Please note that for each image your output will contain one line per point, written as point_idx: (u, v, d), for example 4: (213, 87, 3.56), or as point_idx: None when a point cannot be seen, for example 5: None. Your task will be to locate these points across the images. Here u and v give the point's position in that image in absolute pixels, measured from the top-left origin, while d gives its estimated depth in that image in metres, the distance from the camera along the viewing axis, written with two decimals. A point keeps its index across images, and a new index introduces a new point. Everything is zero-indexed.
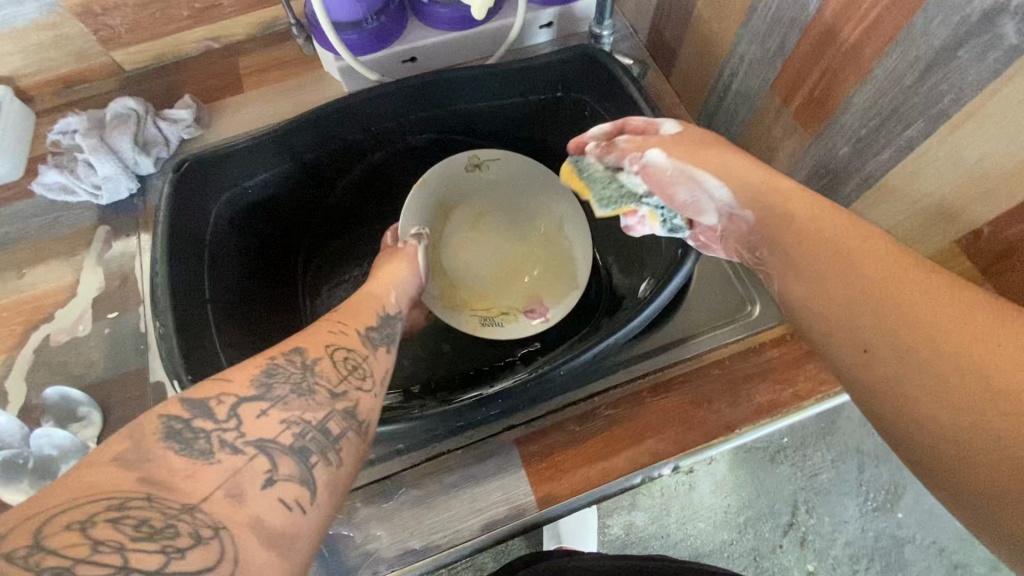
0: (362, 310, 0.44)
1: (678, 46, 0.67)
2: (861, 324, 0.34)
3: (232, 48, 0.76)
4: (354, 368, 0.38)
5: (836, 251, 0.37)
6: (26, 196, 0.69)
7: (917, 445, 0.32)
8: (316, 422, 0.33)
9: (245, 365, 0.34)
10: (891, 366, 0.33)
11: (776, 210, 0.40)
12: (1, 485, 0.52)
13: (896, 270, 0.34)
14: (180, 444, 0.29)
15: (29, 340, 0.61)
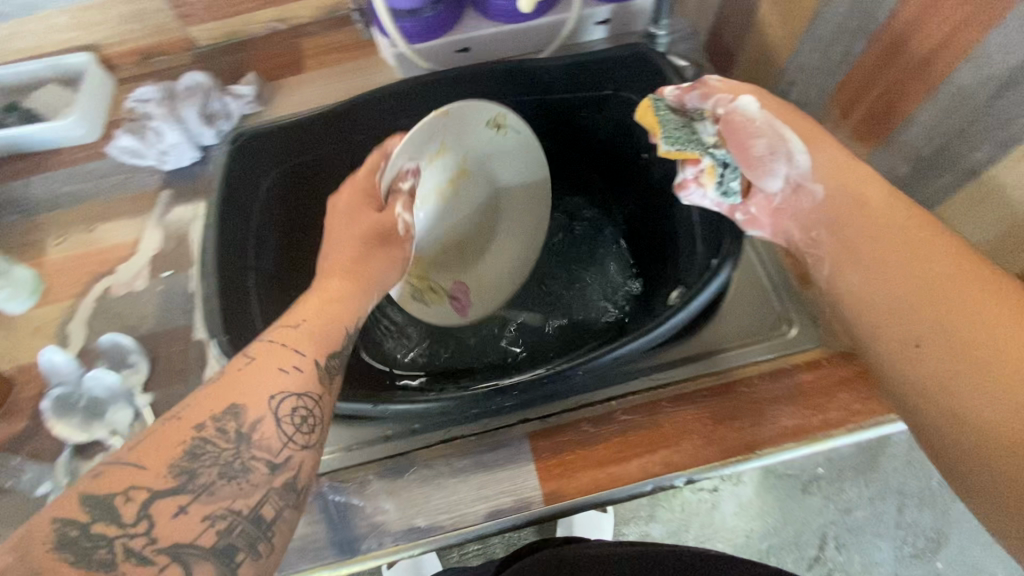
0: (322, 329, 0.40)
1: (736, 50, 0.65)
2: (924, 330, 0.37)
3: (296, 30, 0.79)
4: (302, 422, 0.36)
5: (914, 256, 0.39)
6: (99, 156, 0.74)
7: (956, 445, 0.35)
8: (245, 511, 0.33)
9: (164, 443, 0.33)
10: (946, 372, 0.36)
11: (857, 208, 0.42)
12: (58, 417, 0.56)
13: (963, 276, 0.37)
14: (76, 555, 0.30)
15: (91, 290, 0.66)
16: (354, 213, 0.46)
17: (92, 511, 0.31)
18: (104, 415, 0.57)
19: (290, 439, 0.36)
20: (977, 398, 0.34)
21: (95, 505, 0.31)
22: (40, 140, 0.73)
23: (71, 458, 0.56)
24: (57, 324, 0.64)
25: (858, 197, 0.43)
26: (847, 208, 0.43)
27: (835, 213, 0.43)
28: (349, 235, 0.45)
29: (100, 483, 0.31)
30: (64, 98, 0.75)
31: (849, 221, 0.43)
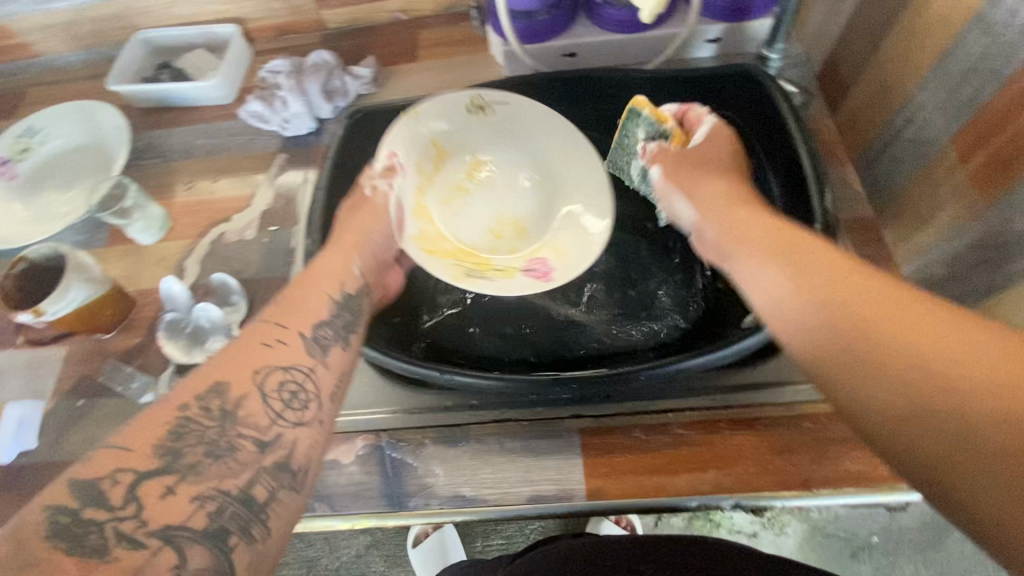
0: (307, 306, 0.42)
1: (853, 80, 0.63)
2: (858, 341, 0.31)
3: (417, 22, 0.85)
4: (291, 397, 0.37)
5: (807, 271, 0.35)
6: (230, 117, 0.82)
7: (937, 466, 0.27)
8: (237, 492, 0.32)
9: (149, 427, 0.32)
10: (901, 382, 0.29)
11: (763, 235, 0.40)
12: (168, 339, 0.64)
13: (901, 314, 0.30)
14: (69, 542, 0.28)
15: (207, 233, 0.74)
16: (356, 208, 0.52)
17: (80, 494, 0.30)
18: (204, 343, 0.64)
19: (278, 416, 0.35)
20: (950, 401, 0.27)
21: (83, 489, 0.30)
22: (184, 97, 0.82)
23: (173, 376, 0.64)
24: (176, 260, 0.73)
25: (746, 226, 0.42)
26: (752, 237, 0.41)
27: (745, 245, 0.41)
28: (348, 223, 0.51)
29: (88, 467, 0.30)
30: (209, 62, 0.84)
31: (756, 247, 0.40)
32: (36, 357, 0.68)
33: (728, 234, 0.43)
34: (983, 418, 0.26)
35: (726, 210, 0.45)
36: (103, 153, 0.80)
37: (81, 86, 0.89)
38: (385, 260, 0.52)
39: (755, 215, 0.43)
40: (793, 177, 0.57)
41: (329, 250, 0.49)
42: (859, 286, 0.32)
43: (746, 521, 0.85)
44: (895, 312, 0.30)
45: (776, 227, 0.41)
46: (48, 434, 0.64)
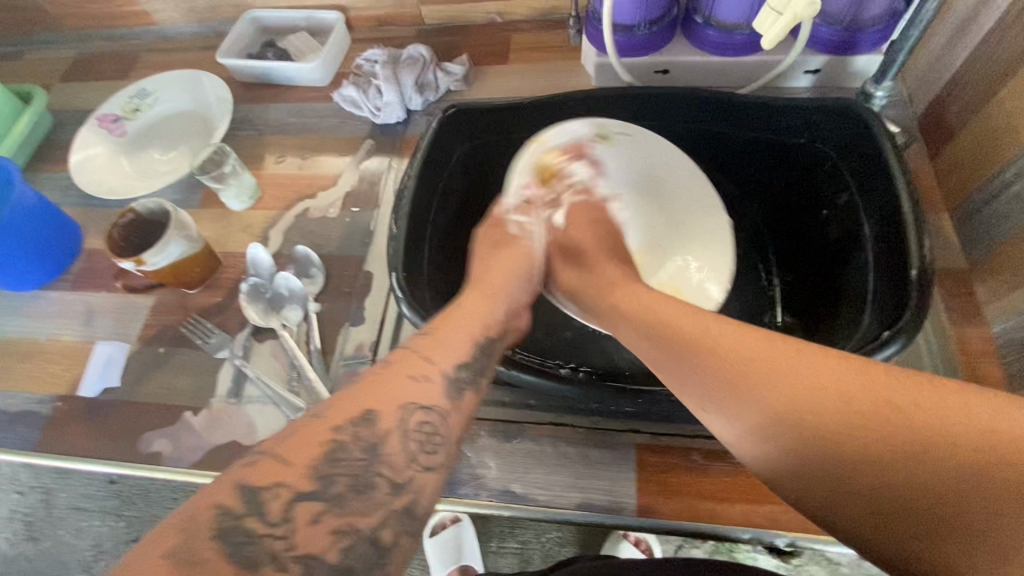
0: (451, 344, 0.44)
1: (961, 127, 0.61)
2: (811, 443, 0.34)
3: (509, 25, 0.87)
4: (426, 439, 0.38)
5: (741, 371, 0.37)
6: (325, 99, 0.86)
7: (924, 518, 0.33)
8: (367, 529, 0.34)
9: (305, 443, 0.35)
10: (861, 466, 0.33)
11: (675, 335, 0.42)
12: (249, 300, 0.68)
13: (845, 412, 0.34)
14: (230, 548, 0.31)
15: (294, 206, 0.78)
16: (500, 245, 0.57)
17: (246, 500, 0.32)
18: (281, 310, 0.68)
19: (415, 457, 0.37)
20: (910, 470, 0.32)
21: (249, 495, 0.32)
22: (283, 76, 0.87)
23: (249, 337, 0.67)
24: (261, 229, 0.76)
25: (657, 324, 0.43)
26: (663, 342, 0.42)
27: (667, 350, 0.42)
28: (491, 263, 0.55)
29: (255, 473, 0.33)
30: (309, 44, 0.88)
31: (676, 351, 0.41)
32: (126, 303, 0.74)
33: (641, 337, 0.44)
34: (950, 479, 0.31)
35: (633, 320, 0.46)
36: (204, 120, 0.85)
37: (189, 56, 0.95)
38: (521, 304, 0.54)
39: (659, 304, 0.45)
40: (889, 220, 0.55)
41: (471, 288, 0.52)
42: (790, 386, 0.35)
43: (771, 563, 0.81)
44: (829, 403, 0.34)
45: (680, 313, 0.43)
46: (128, 375, 0.68)
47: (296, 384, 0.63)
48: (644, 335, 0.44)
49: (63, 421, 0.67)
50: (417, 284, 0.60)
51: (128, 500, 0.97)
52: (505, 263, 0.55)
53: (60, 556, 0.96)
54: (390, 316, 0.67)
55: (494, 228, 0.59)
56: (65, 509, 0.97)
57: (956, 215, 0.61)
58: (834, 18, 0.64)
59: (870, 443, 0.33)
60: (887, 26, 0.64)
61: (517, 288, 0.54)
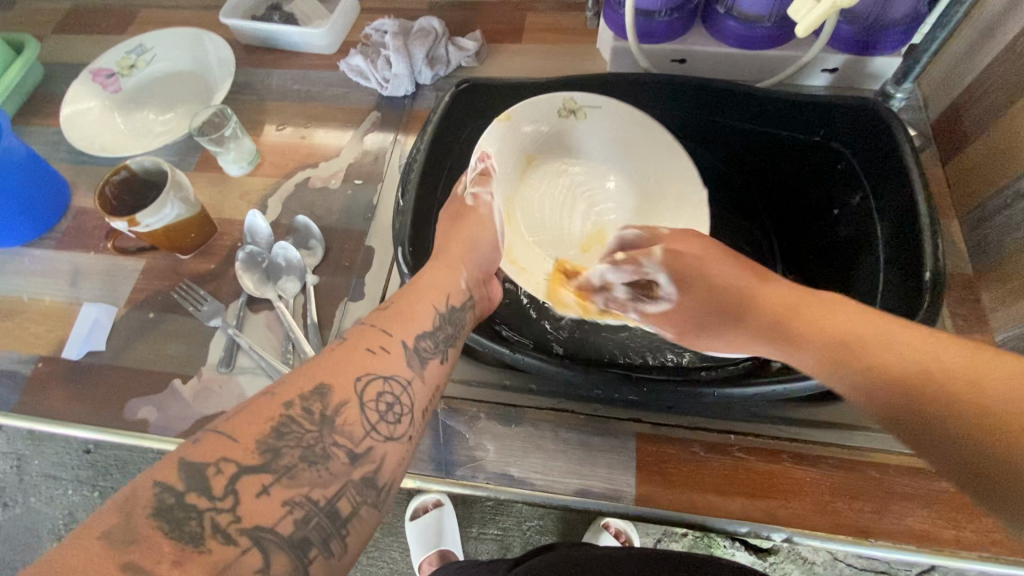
0: (414, 315, 0.44)
1: (976, 133, 0.60)
2: (900, 395, 0.34)
3: (524, 3, 0.85)
4: (387, 408, 0.38)
5: (841, 339, 0.38)
6: (331, 67, 0.84)
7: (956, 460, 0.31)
8: (323, 503, 0.33)
9: (254, 418, 0.34)
10: (930, 419, 0.32)
11: (781, 312, 0.44)
12: (246, 268, 0.66)
13: (900, 342, 0.36)
14: (171, 525, 0.30)
15: (295, 175, 0.75)
16: (459, 217, 0.55)
17: (188, 477, 0.31)
18: (278, 280, 0.66)
19: (373, 429, 0.36)
20: (972, 424, 0.30)
21: (190, 472, 0.31)
22: (288, 40, 0.84)
23: (243, 307, 0.65)
24: (260, 197, 0.74)
25: (758, 306, 0.45)
26: (773, 319, 0.44)
27: (776, 325, 0.44)
28: (455, 233, 0.54)
29: (200, 451, 0.32)
30: (317, 10, 0.85)
31: (770, 321, 0.44)
32: (114, 265, 0.71)
33: (739, 317, 0.46)
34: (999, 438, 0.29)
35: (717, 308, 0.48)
36: (203, 82, 0.82)
37: (191, 15, 0.92)
38: (487, 273, 0.54)
39: (759, 286, 0.47)
40: (903, 218, 0.56)
41: (435, 262, 0.50)
42: (880, 347, 0.36)
43: (747, 559, 0.82)
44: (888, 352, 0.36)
45: (788, 293, 0.45)
46: (116, 340, 0.66)
47: (290, 357, 0.61)
48: (732, 313, 0.47)
49: (44, 383, 0.64)
50: (422, 262, 0.58)
51: (105, 470, 0.95)
52: (466, 230, 0.54)
53: (31, 524, 0.94)
54: (391, 295, 0.65)
55: (452, 203, 0.57)
56: (37, 477, 0.94)
57: (966, 221, 0.61)
58: (856, 18, 0.64)
59: (917, 381, 0.33)
60: (909, 29, 0.63)
61: (482, 258, 0.53)
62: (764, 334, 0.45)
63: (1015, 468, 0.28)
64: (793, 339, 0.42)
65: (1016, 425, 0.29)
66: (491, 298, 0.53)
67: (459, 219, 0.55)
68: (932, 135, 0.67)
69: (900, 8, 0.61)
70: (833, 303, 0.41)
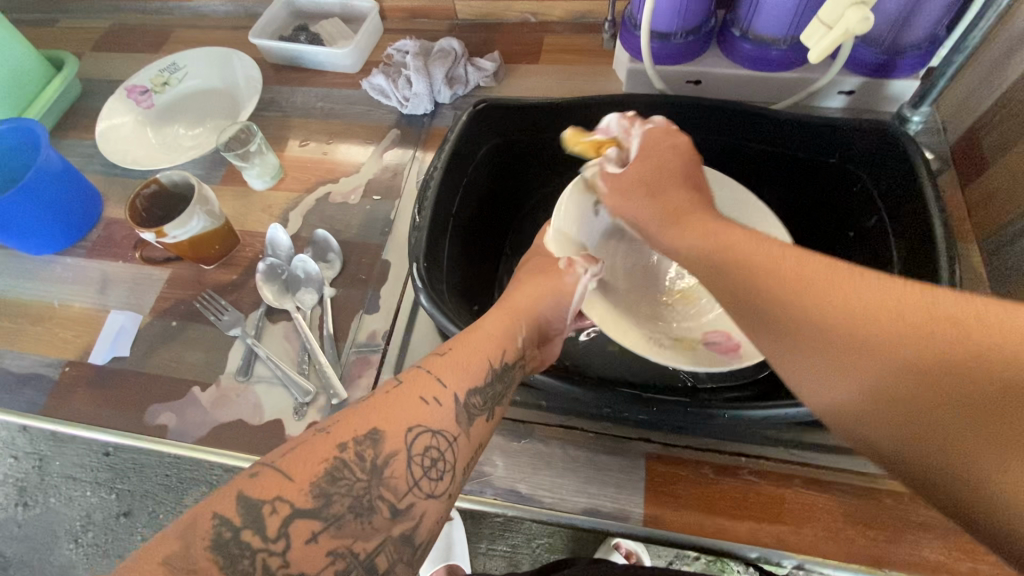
0: (468, 368, 0.42)
1: (996, 157, 0.60)
2: (830, 347, 0.32)
3: (543, 25, 0.87)
4: (430, 465, 0.37)
5: (802, 296, 0.33)
6: (353, 86, 0.86)
7: (882, 406, 0.31)
8: (362, 555, 0.34)
9: (310, 457, 0.35)
10: (891, 405, 0.31)
11: (740, 266, 0.36)
12: (264, 280, 0.68)
13: (823, 280, 0.33)
14: (226, 560, 0.31)
15: (315, 190, 0.78)
16: (544, 272, 0.52)
17: (246, 513, 0.32)
18: (297, 292, 0.68)
19: (416, 484, 0.36)
20: (943, 413, 0.29)
21: (248, 508, 0.32)
22: (314, 60, 0.87)
23: (261, 318, 0.67)
24: (282, 209, 0.76)
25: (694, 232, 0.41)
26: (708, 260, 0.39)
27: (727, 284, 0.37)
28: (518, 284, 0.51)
29: (257, 486, 0.33)
30: (341, 30, 0.88)
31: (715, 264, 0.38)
32: (142, 274, 0.74)
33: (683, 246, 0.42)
34: (914, 376, 0.29)
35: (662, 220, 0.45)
36: (230, 99, 0.85)
37: (222, 34, 0.96)
38: (549, 330, 0.51)
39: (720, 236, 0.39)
40: (922, 243, 0.55)
41: (497, 308, 0.49)
42: (838, 324, 0.31)
43: None
44: (817, 298, 0.32)
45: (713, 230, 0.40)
46: (139, 345, 0.68)
47: (307, 367, 0.62)
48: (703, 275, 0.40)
49: (70, 386, 0.66)
50: (436, 277, 0.59)
51: (123, 473, 0.97)
52: (541, 284, 0.50)
53: (50, 524, 0.96)
54: (405, 307, 0.66)
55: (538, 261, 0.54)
56: (58, 477, 0.97)
57: (985, 246, 0.61)
58: (874, 40, 0.64)
59: (841, 330, 0.31)
60: (929, 51, 0.64)
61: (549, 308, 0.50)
62: (708, 279, 0.39)
63: (937, 413, 0.29)
64: (750, 301, 0.36)
65: (931, 367, 0.28)
66: (548, 357, 0.52)
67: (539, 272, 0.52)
68: (950, 159, 0.67)
69: (919, 30, 0.62)
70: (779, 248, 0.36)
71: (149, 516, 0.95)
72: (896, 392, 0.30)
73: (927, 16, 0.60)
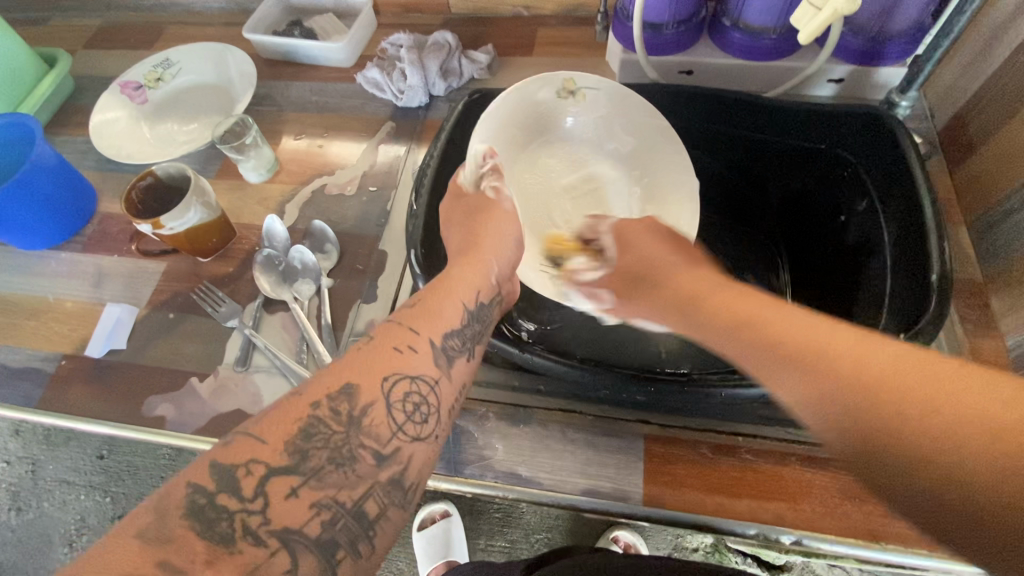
0: (441, 314, 0.43)
1: (983, 140, 0.61)
2: (841, 394, 0.30)
3: (536, 19, 0.88)
4: (414, 408, 0.37)
5: (802, 345, 0.33)
6: (348, 80, 0.87)
7: (899, 469, 0.28)
8: (349, 505, 0.33)
9: (284, 420, 0.34)
10: (931, 465, 0.27)
11: (741, 316, 0.37)
12: (261, 271, 0.68)
13: (841, 335, 0.32)
14: (202, 525, 0.30)
15: (311, 183, 0.78)
16: (482, 208, 0.54)
17: (219, 478, 0.31)
18: (294, 283, 0.68)
19: (400, 429, 0.36)
20: (962, 480, 0.26)
21: (220, 474, 0.31)
22: (308, 54, 0.87)
23: (259, 308, 0.67)
24: (278, 202, 0.76)
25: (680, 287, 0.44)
26: (704, 314, 0.40)
27: (728, 338, 0.37)
28: (481, 227, 0.52)
29: (229, 452, 0.32)
30: (335, 25, 0.88)
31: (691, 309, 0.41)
32: (137, 267, 0.74)
33: (672, 309, 0.44)
34: (936, 436, 0.27)
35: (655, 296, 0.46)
36: (224, 93, 0.85)
37: (216, 31, 0.96)
38: (512, 271, 0.52)
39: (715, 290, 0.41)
40: (911, 222, 0.56)
41: (461, 257, 0.49)
42: (839, 362, 0.31)
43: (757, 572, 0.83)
44: (825, 350, 0.32)
45: (706, 283, 0.43)
46: (136, 338, 0.68)
47: (305, 356, 0.62)
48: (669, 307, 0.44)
49: (66, 380, 0.66)
50: (434, 264, 0.60)
51: (116, 476, 0.96)
52: (493, 226, 0.52)
53: (42, 529, 0.95)
54: (403, 295, 0.67)
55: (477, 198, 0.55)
56: (51, 482, 0.96)
57: (973, 227, 0.62)
58: (861, 28, 0.65)
59: (852, 378, 0.30)
60: (914, 40, 0.65)
61: (508, 251, 0.52)
62: (699, 332, 0.40)
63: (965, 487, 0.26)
64: (744, 353, 0.36)
65: (952, 427, 0.26)
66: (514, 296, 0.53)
67: (480, 213, 0.53)
68: (938, 144, 0.68)
69: (904, 19, 0.63)
70: (786, 311, 0.36)
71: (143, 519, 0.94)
72: (912, 455, 0.27)
73: (912, 6, 0.61)
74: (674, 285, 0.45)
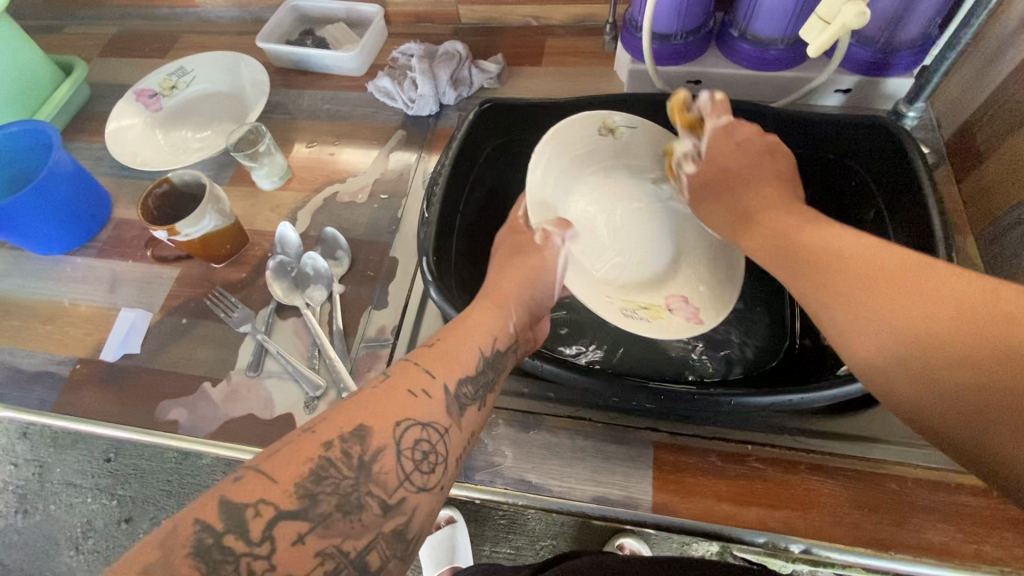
0: (458, 358, 0.43)
1: (988, 151, 0.62)
2: (877, 313, 0.38)
3: (545, 28, 0.89)
4: (422, 457, 0.37)
5: (865, 277, 0.39)
6: (359, 89, 0.88)
7: (908, 370, 0.36)
8: (353, 554, 0.33)
9: (295, 458, 0.34)
10: (930, 377, 0.35)
11: (812, 254, 0.44)
12: (275, 276, 0.69)
13: (911, 270, 0.38)
14: (208, 566, 0.31)
15: (323, 191, 0.79)
16: (522, 251, 0.55)
17: (227, 518, 0.32)
18: (306, 288, 0.68)
19: (407, 478, 0.36)
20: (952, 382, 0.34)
21: (230, 513, 0.32)
22: (320, 64, 0.88)
23: (272, 314, 0.68)
24: (291, 209, 0.77)
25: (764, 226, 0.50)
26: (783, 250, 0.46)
27: (789, 261, 0.46)
28: (509, 270, 0.53)
29: (239, 490, 0.33)
30: (346, 35, 0.89)
31: (774, 244, 0.48)
32: (150, 273, 0.75)
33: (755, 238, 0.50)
34: (948, 354, 0.34)
35: (736, 222, 0.54)
36: (237, 101, 0.87)
37: (228, 40, 0.98)
38: (537, 315, 0.53)
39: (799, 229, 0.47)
40: (919, 232, 0.57)
41: (484, 299, 0.51)
42: (894, 295, 0.37)
43: None
44: (873, 276, 0.39)
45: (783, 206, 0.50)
46: (150, 343, 0.69)
47: (316, 362, 0.63)
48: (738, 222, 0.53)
49: (80, 383, 0.67)
50: (445, 272, 0.60)
51: (123, 479, 0.97)
52: (523, 266, 0.53)
53: (49, 531, 0.96)
54: (413, 303, 0.67)
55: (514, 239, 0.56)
56: (58, 485, 0.96)
57: (980, 236, 0.62)
58: (869, 40, 0.66)
59: (892, 302, 0.37)
60: (922, 50, 0.66)
61: (535, 296, 0.53)
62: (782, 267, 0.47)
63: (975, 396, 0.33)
64: (813, 278, 0.43)
65: (963, 343, 0.33)
66: (540, 336, 0.54)
67: (520, 253, 0.55)
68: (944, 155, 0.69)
69: (913, 29, 0.64)
70: (824, 225, 0.45)
71: (150, 522, 0.95)
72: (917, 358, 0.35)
73: (919, 17, 0.62)
74: (746, 198, 0.53)
